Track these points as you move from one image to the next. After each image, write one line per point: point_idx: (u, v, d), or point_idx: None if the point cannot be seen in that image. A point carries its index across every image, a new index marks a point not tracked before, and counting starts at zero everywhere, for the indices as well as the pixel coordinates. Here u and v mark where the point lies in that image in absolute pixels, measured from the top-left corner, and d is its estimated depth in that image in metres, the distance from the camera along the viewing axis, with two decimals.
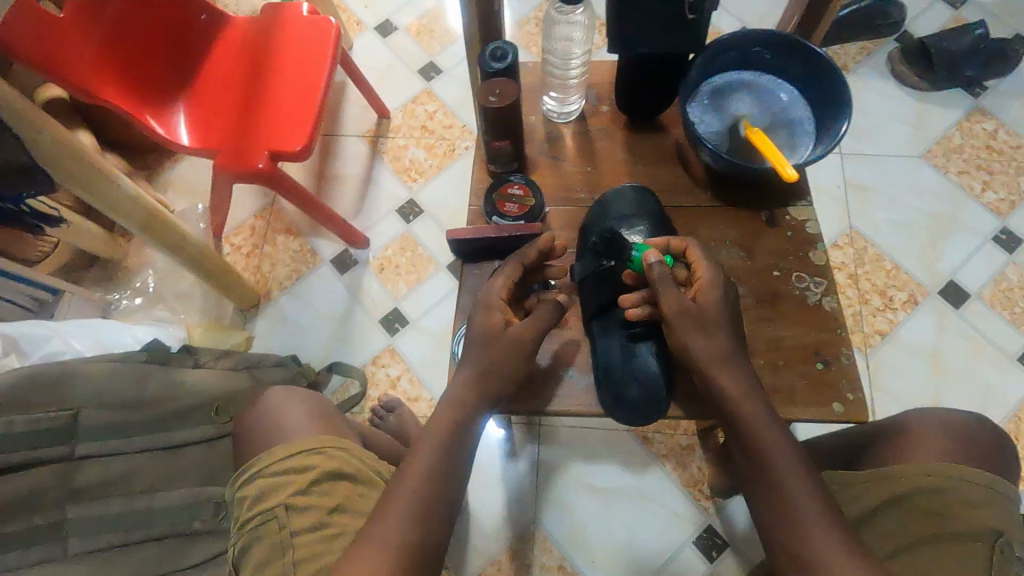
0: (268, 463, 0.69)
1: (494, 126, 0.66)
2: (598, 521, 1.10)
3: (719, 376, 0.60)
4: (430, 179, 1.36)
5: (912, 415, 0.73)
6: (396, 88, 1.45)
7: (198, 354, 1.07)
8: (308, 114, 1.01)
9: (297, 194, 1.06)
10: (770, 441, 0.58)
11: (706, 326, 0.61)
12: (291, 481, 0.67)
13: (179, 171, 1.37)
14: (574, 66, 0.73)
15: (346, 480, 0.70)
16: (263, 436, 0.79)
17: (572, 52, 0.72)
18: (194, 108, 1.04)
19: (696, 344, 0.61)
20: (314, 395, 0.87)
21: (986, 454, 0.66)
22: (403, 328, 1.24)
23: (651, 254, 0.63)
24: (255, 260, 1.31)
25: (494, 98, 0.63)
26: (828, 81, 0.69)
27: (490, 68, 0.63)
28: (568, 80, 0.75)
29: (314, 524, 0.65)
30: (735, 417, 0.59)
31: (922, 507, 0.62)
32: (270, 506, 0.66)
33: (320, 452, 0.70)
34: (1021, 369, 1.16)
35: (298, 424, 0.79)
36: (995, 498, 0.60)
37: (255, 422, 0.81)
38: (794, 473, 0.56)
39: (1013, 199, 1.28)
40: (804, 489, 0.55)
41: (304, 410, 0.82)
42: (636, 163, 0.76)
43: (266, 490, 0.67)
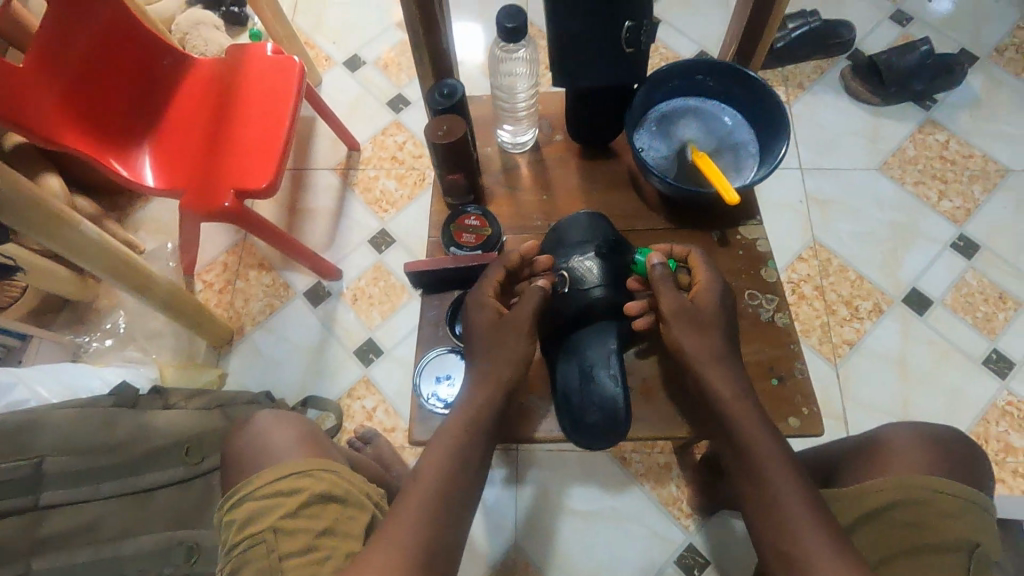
0: (258, 487, 0.69)
1: (446, 160, 0.68)
2: (579, 545, 1.10)
3: (710, 377, 0.62)
4: (401, 209, 1.37)
5: (888, 427, 0.74)
6: (366, 121, 1.47)
7: (169, 395, 1.05)
8: (274, 151, 1.03)
9: (266, 230, 1.07)
10: (759, 441, 0.59)
11: (705, 328, 0.64)
12: (281, 504, 0.67)
13: (150, 210, 1.37)
14: (521, 99, 0.76)
15: (337, 503, 0.69)
16: (253, 460, 0.77)
17: (517, 87, 0.75)
18: (160, 151, 1.05)
19: (688, 343, 0.63)
20: (303, 420, 0.85)
21: (962, 464, 0.68)
22: (378, 358, 1.24)
23: (653, 255, 0.67)
24: (228, 296, 1.31)
25: (441, 133, 0.65)
26: (767, 105, 0.71)
27: (437, 106, 0.66)
28: (517, 112, 0.78)
29: (302, 548, 0.65)
30: (725, 418, 0.61)
31: (904, 519, 0.63)
32: (260, 529, 0.66)
33: (310, 474, 0.70)
34: (986, 373, 1.18)
35: (288, 449, 0.77)
36: (976, 510, 0.62)
37: (245, 448, 0.79)
38: (781, 474, 0.57)
39: (969, 207, 1.32)
40: (793, 489, 0.56)
41: (296, 433, 0.80)
42: (589, 190, 0.78)
43: (255, 514, 0.67)
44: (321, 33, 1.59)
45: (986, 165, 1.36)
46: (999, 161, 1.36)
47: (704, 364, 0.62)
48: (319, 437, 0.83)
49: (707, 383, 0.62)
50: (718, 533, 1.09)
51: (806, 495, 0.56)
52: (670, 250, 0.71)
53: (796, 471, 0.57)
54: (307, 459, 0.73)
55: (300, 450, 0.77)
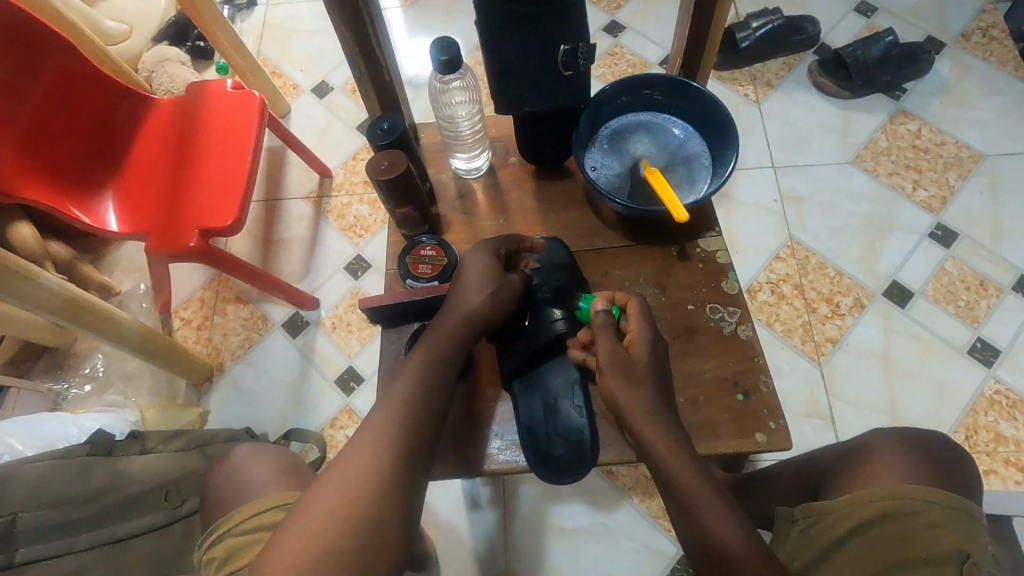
0: (238, 522, 0.66)
1: (393, 194, 0.67)
2: (571, 565, 1.08)
3: (642, 430, 0.60)
4: (375, 234, 1.36)
5: (871, 433, 0.72)
6: (336, 146, 1.47)
7: (146, 439, 1.04)
8: (236, 187, 1.02)
9: (236, 267, 1.07)
10: (692, 486, 0.57)
11: (638, 379, 0.62)
12: (260, 540, 0.64)
13: (124, 250, 1.37)
14: (463, 123, 0.76)
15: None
16: (233, 497, 0.71)
17: (460, 117, 0.75)
18: (124, 194, 1.05)
19: (622, 396, 0.61)
20: (288, 453, 0.77)
21: (947, 468, 0.65)
22: (359, 386, 1.23)
23: (598, 302, 0.66)
24: (206, 332, 1.30)
25: (385, 166, 0.65)
26: (716, 116, 0.71)
27: (382, 141, 0.67)
28: (461, 136, 0.77)
29: None
30: (659, 468, 0.59)
31: (891, 531, 0.61)
32: (239, 566, 0.63)
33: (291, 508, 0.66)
34: (972, 362, 1.17)
35: (268, 482, 0.71)
36: (961, 519, 0.60)
37: (225, 485, 0.72)
38: (719, 517, 0.55)
39: (944, 195, 1.31)
40: (731, 534, 0.53)
41: (277, 464, 0.73)
42: (546, 211, 0.77)
43: (235, 551, 0.64)
44: (288, 61, 1.59)
45: (959, 152, 1.35)
46: (973, 147, 1.35)
47: (637, 416, 0.60)
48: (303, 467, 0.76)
49: (642, 435, 0.60)
50: None
51: (749, 539, 0.53)
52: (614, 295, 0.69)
53: (733, 511, 0.55)
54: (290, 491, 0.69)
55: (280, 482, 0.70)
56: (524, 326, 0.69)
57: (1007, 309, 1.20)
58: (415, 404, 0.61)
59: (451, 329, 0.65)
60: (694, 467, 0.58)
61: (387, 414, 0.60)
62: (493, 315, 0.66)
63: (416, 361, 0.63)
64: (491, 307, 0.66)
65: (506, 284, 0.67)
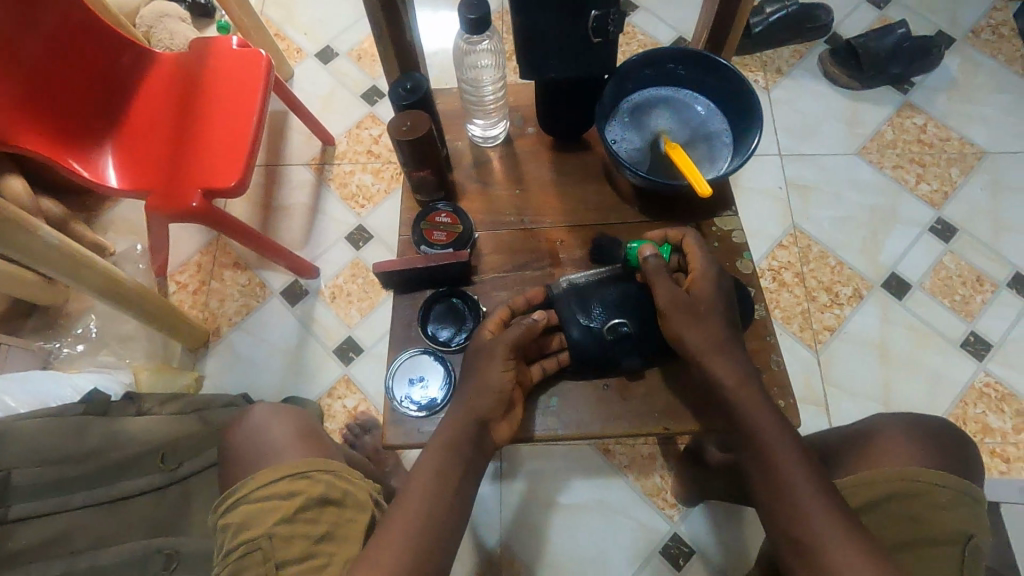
0: (253, 489, 0.67)
1: (412, 156, 0.66)
2: (565, 538, 1.09)
3: (713, 366, 0.62)
4: (377, 204, 1.34)
5: (879, 418, 0.75)
6: (340, 114, 1.44)
7: (142, 401, 1.03)
8: (241, 148, 1.00)
9: (238, 231, 1.05)
10: (765, 428, 0.60)
11: (703, 316, 0.63)
12: (277, 508, 0.66)
13: (119, 210, 1.34)
14: (487, 92, 0.75)
15: (335, 506, 0.67)
16: (249, 458, 0.73)
17: (483, 80, 0.74)
18: (124, 150, 1.02)
19: (689, 333, 0.63)
20: (301, 413, 0.80)
21: (953, 453, 0.68)
22: (358, 356, 1.22)
23: (646, 247, 0.66)
24: (203, 297, 1.28)
25: (406, 128, 0.64)
26: (741, 94, 0.70)
27: (403, 101, 0.65)
28: (484, 104, 0.77)
29: (301, 555, 0.64)
30: (731, 403, 0.61)
31: (898, 511, 0.63)
32: (255, 535, 0.64)
33: (307, 476, 0.68)
34: (964, 354, 1.19)
35: (287, 445, 0.73)
36: (966, 501, 0.63)
37: (242, 447, 0.75)
38: (791, 458, 0.58)
39: (946, 190, 1.32)
40: (798, 477, 0.57)
41: (293, 426, 0.76)
42: (564, 183, 0.76)
43: (250, 520, 0.66)
44: (292, 24, 1.55)
45: (963, 147, 1.36)
46: (976, 143, 1.36)
47: (718, 350, 0.62)
48: (319, 431, 0.78)
49: (713, 374, 0.62)
50: (703, 522, 1.09)
51: (819, 480, 0.57)
52: (664, 237, 0.70)
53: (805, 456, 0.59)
54: (303, 458, 0.71)
55: (297, 447, 0.73)
56: (627, 332, 0.65)
57: (1001, 304, 1.22)
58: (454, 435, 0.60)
59: (450, 418, 0.61)
60: (764, 405, 0.61)
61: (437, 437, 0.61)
62: (495, 406, 0.61)
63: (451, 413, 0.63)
64: (489, 399, 0.61)
65: (502, 361, 0.62)
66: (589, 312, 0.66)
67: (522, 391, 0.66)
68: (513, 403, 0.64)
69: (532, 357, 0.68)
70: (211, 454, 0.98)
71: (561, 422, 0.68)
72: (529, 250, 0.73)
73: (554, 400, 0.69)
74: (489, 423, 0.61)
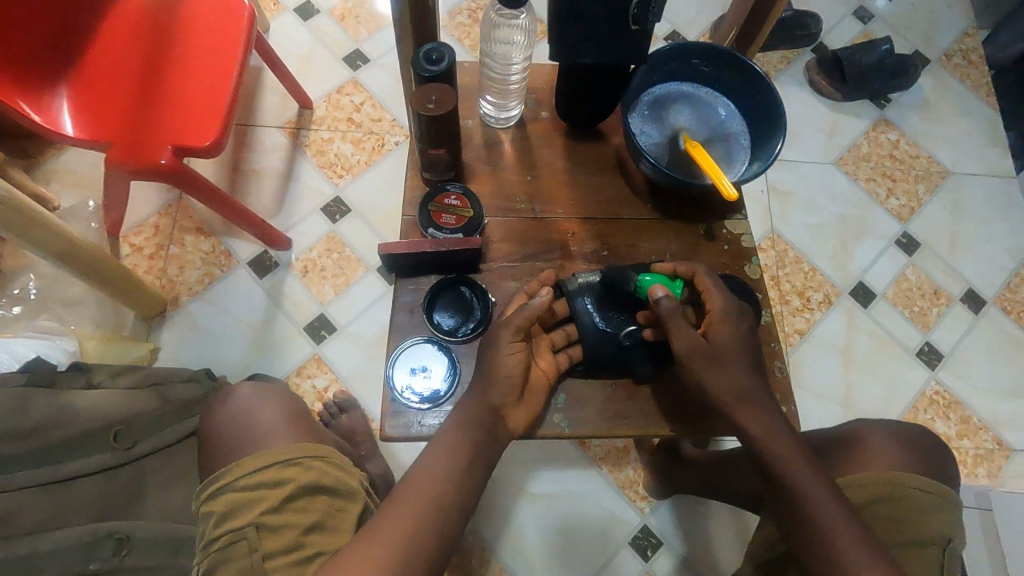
0: (239, 477, 0.64)
1: (432, 133, 0.62)
2: (538, 528, 1.09)
3: (739, 417, 0.63)
4: (357, 175, 1.27)
5: (862, 421, 0.78)
6: (319, 76, 1.35)
7: (92, 372, 0.91)
8: (219, 105, 0.92)
9: (206, 193, 0.98)
10: (797, 474, 0.61)
11: (721, 363, 0.64)
12: (265, 497, 0.63)
13: (66, 160, 1.21)
14: (514, 70, 0.71)
15: (327, 494, 0.64)
16: (235, 442, 0.70)
17: (512, 57, 0.70)
18: (79, 93, 0.91)
19: (713, 382, 0.64)
20: (292, 397, 0.78)
21: (934, 459, 0.72)
22: (331, 335, 1.16)
23: (658, 287, 0.65)
24: (160, 262, 1.19)
25: (431, 104, 0.60)
26: (764, 97, 0.69)
27: (425, 72, 0.59)
28: (508, 83, 0.72)
29: (289, 546, 0.61)
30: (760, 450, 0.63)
31: (880, 513, 0.67)
32: (240, 525, 0.61)
33: (297, 463, 0.65)
34: (919, 363, 1.26)
35: (275, 428, 0.71)
36: (946, 505, 0.67)
37: (227, 430, 0.71)
38: (826, 502, 0.59)
39: (913, 206, 1.39)
40: (836, 522, 0.58)
41: (283, 410, 0.74)
42: (578, 171, 0.74)
43: (235, 508, 0.62)
44: None
45: (930, 166, 1.42)
46: (942, 163, 1.43)
47: (728, 392, 0.63)
48: (308, 416, 0.76)
49: (741, 426, 0.63)
50: (673, 515, 1.11)
51: (854, 524, 0.58)
52: (674, 270, 0.69)
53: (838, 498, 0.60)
54: (293, 444, 0.67)
55: (287, 433, 0.71)
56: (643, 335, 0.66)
57: (954, 317, 1.30)
58: (465, 427, 0.61)
59: (459, 404, 0.63)
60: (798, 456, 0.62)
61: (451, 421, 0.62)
62: (508, 391, 0.62)
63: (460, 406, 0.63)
64: (502, 386, 0.62)
65: (509, 343, 0.63)
66: (606, 315, 0.67)
67: (543, 383, 0.66)
68: (530, 387, 0.65)
69: (554, 348, 0.68)
70: (170, 435, 0.89)
71: (568, 419, 0.67)
72: (538, 241, 0.71)
73: (562, 397, 0.68)
74: (502, 411, 0.62)
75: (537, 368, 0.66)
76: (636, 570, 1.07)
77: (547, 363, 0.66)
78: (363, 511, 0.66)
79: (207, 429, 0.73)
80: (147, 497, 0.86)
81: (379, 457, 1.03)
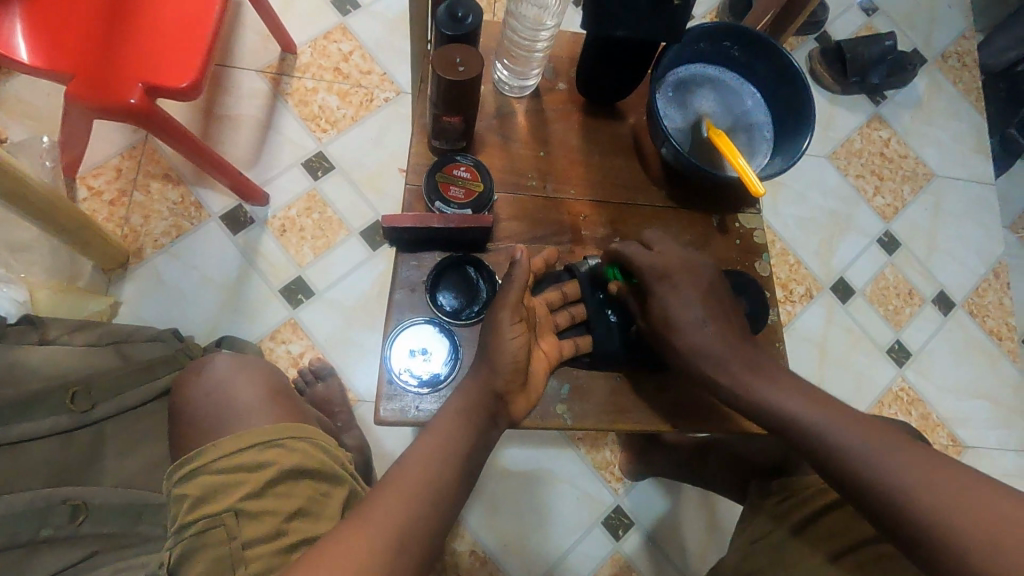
0: (215, 458, 0.60)
1: (451, 98, 0.62)
2: (511, 505, 1.09)
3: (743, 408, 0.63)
4: (342, 131, 1.19)
5: None
6: (305, 19, 1.25)
7: (46, 327, 0.81)
8: (197, 42, 0.83)
9: (179, 138, 0.90)
10: (814, 422, 0.60)
11: (714, 352, 0.64)
12: (244, 482, 0.59)
13: (18, 88, 1.10)
14: (541, 39, 0.70)
15: (312, 478, 0.61)
16: (211, 420, 0.65)
17: (540, 21, 0.69)
18: (34, 13, 0.80)
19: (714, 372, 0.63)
20: (271, 369, 0.73)
21: None
22: (307, 299, 1.10)
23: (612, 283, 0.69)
24: (122, 210, 1.10)
25: (459, 68, 0.59)
26: (792, 89, 0.69)
27: (449, 33, 0.61)
28: (533, 51, 0.71)
29: (269, 533, 0.57)
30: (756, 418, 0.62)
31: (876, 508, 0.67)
32: (217, 510, 0.57)
33: (278, 445, 0.61)
34: (888, 359, 1.30)
35: (252, 407, 0.67)
36: None
37: (204, 403, 0.67)
38: (829, 427, 0.59)
39: (897, 205, 1.40)
40: (872, 447, 0.56)
41: (262, 386, 0.69)
42: (591, 151, 0.74)
43: (211, 493, 0.58)
44: None
45: (917, 167, 1.44)
46: (928, 165, 1.45)
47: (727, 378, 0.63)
48: (287, 392, 0.71)
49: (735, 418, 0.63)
50: (645, 497, 1.13)
51: (891, 440, 0.57)
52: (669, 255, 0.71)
53: (842, 416, 0.60)
54: (276, 424, 0.63)
55: (266, 412, 0.66)
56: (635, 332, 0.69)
57: (925, 318, 1.34)
58: (468, 409, 0.60)
59: (459, 391, 0.62)
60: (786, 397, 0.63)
61: (456, 401, 0.61)
62: (512, 375, 0.61)
63: (462, 388, 0.62)
64: (507, 372, 0.61)
65: (512, 327, 0.61)
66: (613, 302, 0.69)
67: (545, 366, 0.65)
68: (532, 373, 0.64)
69: (559, 331, 0.68)
70: (134, 397, 0.80)
71: (571, 412, 0.68)
72: (550, 223, 0.72)
73: (565, 387, 0.69)
74: (507, 398, 0.61)
75: (541, 350, 0.65)
76: (606, 549, 1.09)
77: (549, 345, 0.66)
78: (349, 496, 0.64)
79: (180, 403, 0.67)
80: (104, 465, 0.76)
81: (355, 429, 0.99)
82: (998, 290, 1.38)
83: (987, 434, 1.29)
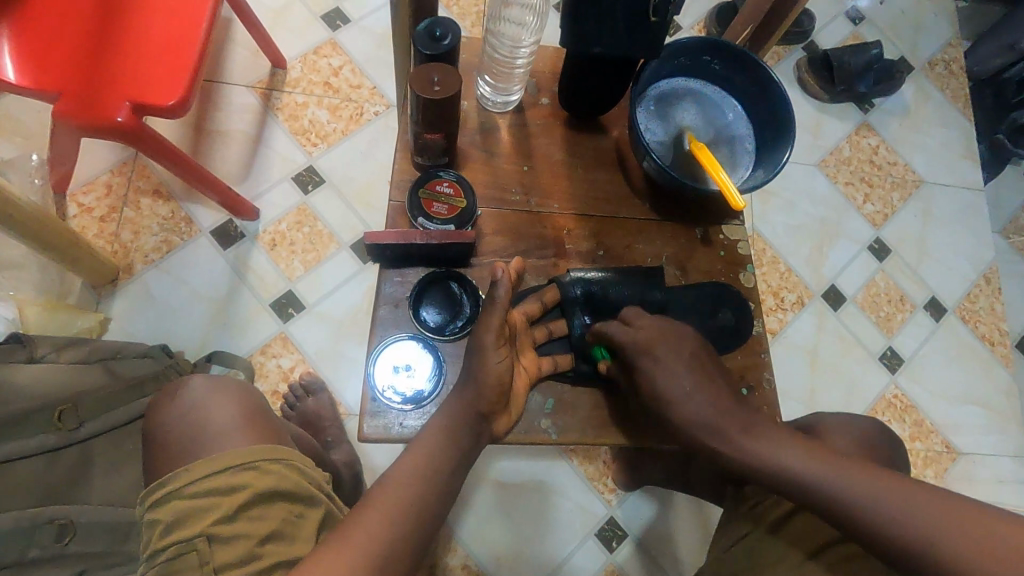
0: (188, 482, 0.59)
1: (431, 116, 0.62)
2: (501, 517, 1.09)
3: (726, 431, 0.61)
4: (332, 145, 1.20)
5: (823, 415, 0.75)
6: (295, 34, 1.26)
7: (34, 345, 0.81)
8: (184, 60, 0.83)
9: (168, 156, 0.90)
10: (823, 483, 0.55)
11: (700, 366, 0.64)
12: (216, 506, 0.58)
13: (10, 107, 1.11)
14: (521, 55, 0.71)
15: (287, 499, 0.61)
16: (189, 442, 0.65)
17: (520, 39, 0.70)
18: (21, 34, 0.81)
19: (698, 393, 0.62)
20: (248, 389, 0.72)
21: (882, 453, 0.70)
22: (299, 313, 1.10)
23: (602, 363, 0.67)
24: (112, 225, 1.10)
25: (436, 87, 0.60)
26: (773, 102, 0.70)
27: (427, 52, 0.62)
28: (514, 66, 0.73)
29: (243, 557, 0.57)
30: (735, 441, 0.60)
31: None
32: (189, 535, 0.57)
33: (253, 468, 0.61)
34: (880, 366, 1.30)
35: (232, 426, 0.66)
36: None
37: (180, 424, 0.67)
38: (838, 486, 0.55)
39: (887, 212, 1.41)
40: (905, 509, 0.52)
41: (239, 407, 0.69)
42: (574, 164, 0.74)
43: (184, 517, 0.58)
44: None
45: (906, 174, 1.45)
46: (917, 172, 1.45)
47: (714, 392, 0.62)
48: (268, 411, 0.71)
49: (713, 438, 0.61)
50: (638, 507, 1.12)
51: (922, 495, 0.52)
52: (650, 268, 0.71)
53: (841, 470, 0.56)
54: (253, 445, 0.63)
55: (247, 432, 0.66)
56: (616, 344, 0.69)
57: (916, 325, 1.34)
58: (451, 427, 0.60)
59: (442, 407, 0.62)
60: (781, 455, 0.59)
61: (440, 417, 0.60)
62: (495, 391, 0.61)
63: (446, 405, 0.61)
64: (490, 389, 0.61)
65: (496, 349, 0.60)
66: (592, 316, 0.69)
67: (525, 382, 0.65)
68: (514, 390, 0.64)
69: (538, 346, 0.68)
70: (120, 414, 0.79)
71: (556, 426, 0.68)
72: (534, 237, 0.72)
73: (549, 401, 0.69)
74: (490, 415, 0.62)
75: (521, 366, 0.65)
76: (599, 562, 1.08)
77: (530, 361, 0.66)
78: (325, 516, 0.63)
79: (154, 427, 0.67)
80: (92, 484, 0.76)
81: (345, 444, 0.99)
82: (989, 296, 1.39)
83: (980, 440, 1.29)
